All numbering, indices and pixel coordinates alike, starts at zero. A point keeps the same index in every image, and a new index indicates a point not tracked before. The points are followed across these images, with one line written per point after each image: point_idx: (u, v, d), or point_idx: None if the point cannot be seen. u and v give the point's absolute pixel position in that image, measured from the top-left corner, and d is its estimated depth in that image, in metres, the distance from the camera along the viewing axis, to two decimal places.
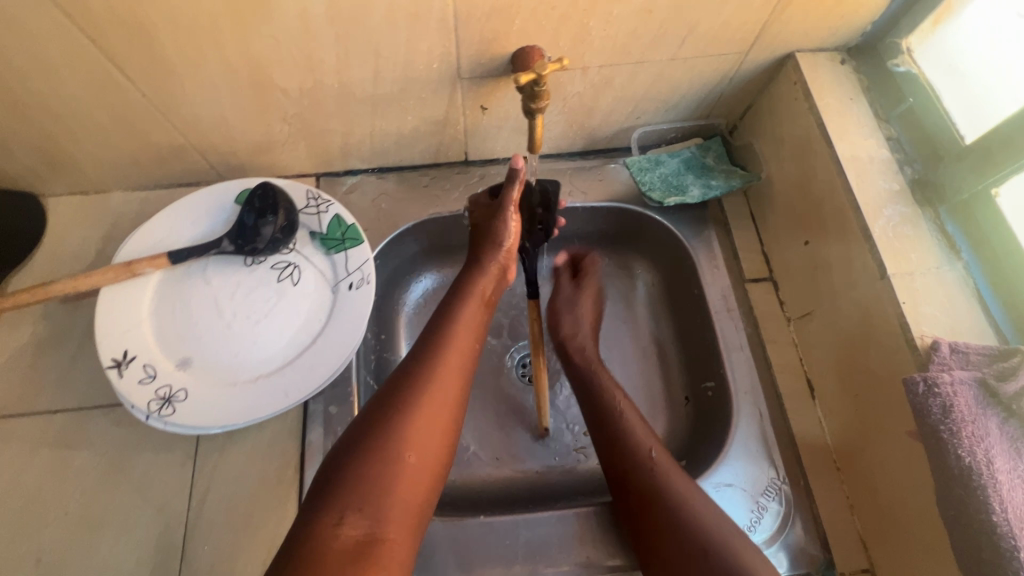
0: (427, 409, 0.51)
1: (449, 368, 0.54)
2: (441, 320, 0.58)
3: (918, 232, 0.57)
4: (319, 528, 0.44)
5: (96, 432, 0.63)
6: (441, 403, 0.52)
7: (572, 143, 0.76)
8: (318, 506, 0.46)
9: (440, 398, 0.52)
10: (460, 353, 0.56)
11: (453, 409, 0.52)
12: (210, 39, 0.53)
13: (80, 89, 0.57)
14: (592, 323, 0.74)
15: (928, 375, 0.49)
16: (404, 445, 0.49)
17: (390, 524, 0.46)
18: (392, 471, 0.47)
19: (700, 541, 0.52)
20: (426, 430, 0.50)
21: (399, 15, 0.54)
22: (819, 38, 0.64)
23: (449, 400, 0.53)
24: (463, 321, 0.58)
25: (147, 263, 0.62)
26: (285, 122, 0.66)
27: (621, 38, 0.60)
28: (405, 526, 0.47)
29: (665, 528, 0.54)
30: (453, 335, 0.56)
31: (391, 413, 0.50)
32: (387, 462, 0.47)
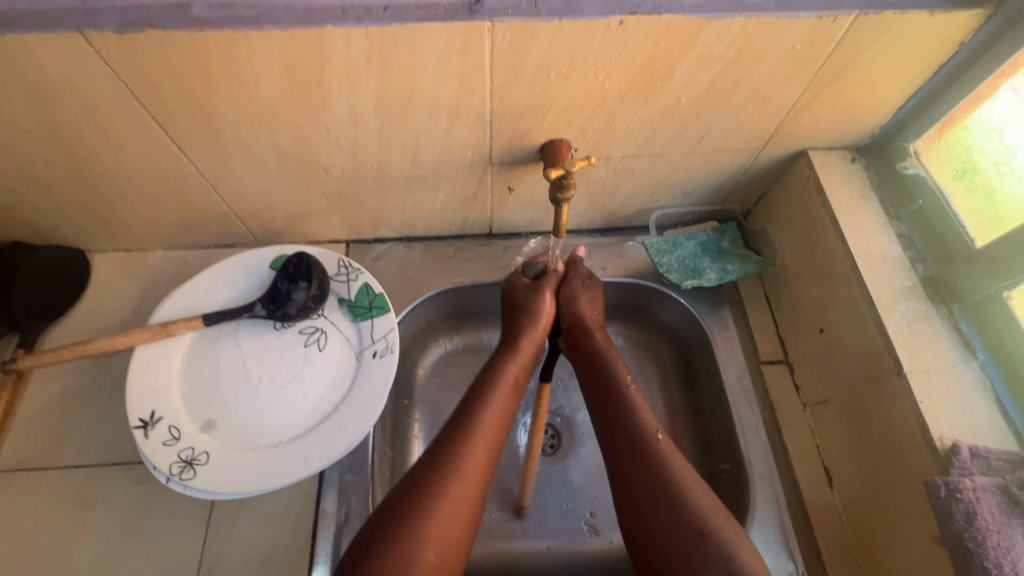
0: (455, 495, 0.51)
1: (478, 452, 0.54)
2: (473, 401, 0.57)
3: (932, 329, 0.59)
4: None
5: (114, 490, 0.63)
6: (468, 487, 0.52)
7: (592, 221, 0.80)
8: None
9: (468, 484, 0.52)
10: (488, 439, 0.55)
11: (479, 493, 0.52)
12: (266, 125, 0.58)
13: (141, 163, 0.62)
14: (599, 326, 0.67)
15: (949, 480, 0.49)
16: (428, 540, 0.48)
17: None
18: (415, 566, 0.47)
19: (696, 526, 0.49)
20: (453, 516, 0.50)
21: (441, 111, 0.58)
22: (831, 138, 0.68)
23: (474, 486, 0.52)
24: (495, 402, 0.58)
25: (183, 325, 0.65)
26: (323, 195, 0.70)
27: (644, 134, 0.64)
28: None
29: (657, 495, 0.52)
30: (483, 415, 0.56)
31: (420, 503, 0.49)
32: (412, 557, 0.47)
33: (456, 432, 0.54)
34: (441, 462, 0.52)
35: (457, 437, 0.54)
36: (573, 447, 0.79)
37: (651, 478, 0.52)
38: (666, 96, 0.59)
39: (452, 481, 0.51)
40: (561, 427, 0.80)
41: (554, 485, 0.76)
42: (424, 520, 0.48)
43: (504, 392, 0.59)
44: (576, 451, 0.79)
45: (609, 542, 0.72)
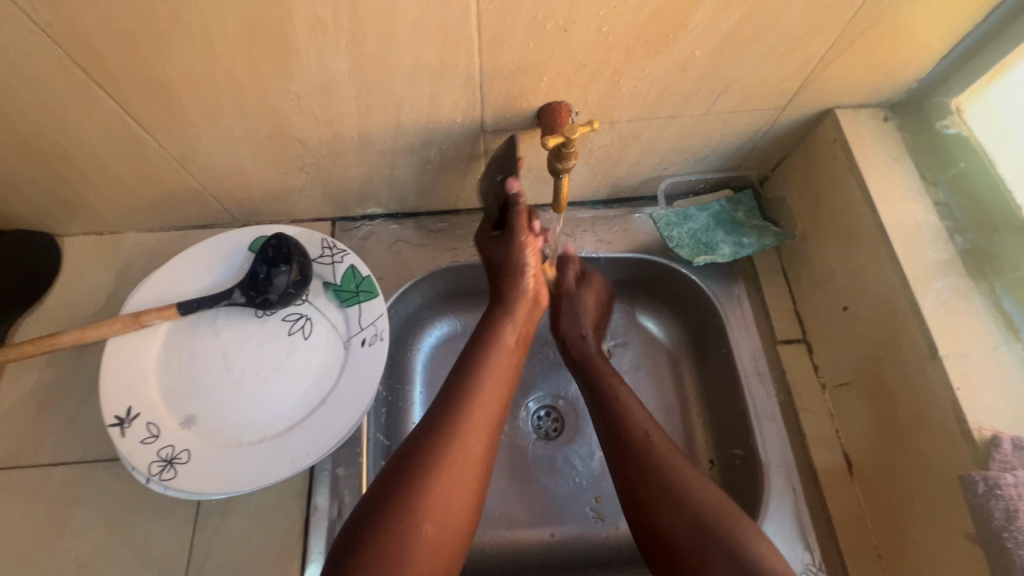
0: (460, 464, 0.50)
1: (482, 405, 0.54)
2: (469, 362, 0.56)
3: (971, 308, 0.54)
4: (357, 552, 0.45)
5: (96, 488, 0.60)
6: (473, 457, 0.51)
7: (596, 192, 0.74)
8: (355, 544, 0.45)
9: (478, 449, 0.51)
10: (495, 390, 0.55)
11: (484, 463, 0.52)
12: (229, 94, 0.52)
13: (97, 139, 0.56)
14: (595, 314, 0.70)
15: (989, 475, 0.46)
16: (428, 508, 0.47)
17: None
18: (411, 534, 0.46)
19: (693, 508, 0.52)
20: (461, 478, 0.49)
21: (424, 73, 0.52)
22: (862, 94, 0.61)
23: (481, 439, 0.52)
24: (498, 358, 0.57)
25: (156, 315, 0.60)
26: (301, 170, 0.64)
27: (653, 95, 0.57)
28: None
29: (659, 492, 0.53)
30: (489, 367, 0.56)
31: (421, 466, 0.49)
32: (409, 525, 0.46)
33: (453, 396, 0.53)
34: (440, 426, 0.51)
35: (458, 399, 0.53)
36: (577, 431, 0.75)
37: (658, 474, 0.54)
38: (678, 49, 0.52)
39: (456, 442, 0.50)
40: (564, 411, 0.77)
41: (558, 470, 0.73)
42: (426, 480, 0.48)
43: (506, 352, 0.58)
44: (580, 436, 0.75)
45: (615, 529, 0.69)
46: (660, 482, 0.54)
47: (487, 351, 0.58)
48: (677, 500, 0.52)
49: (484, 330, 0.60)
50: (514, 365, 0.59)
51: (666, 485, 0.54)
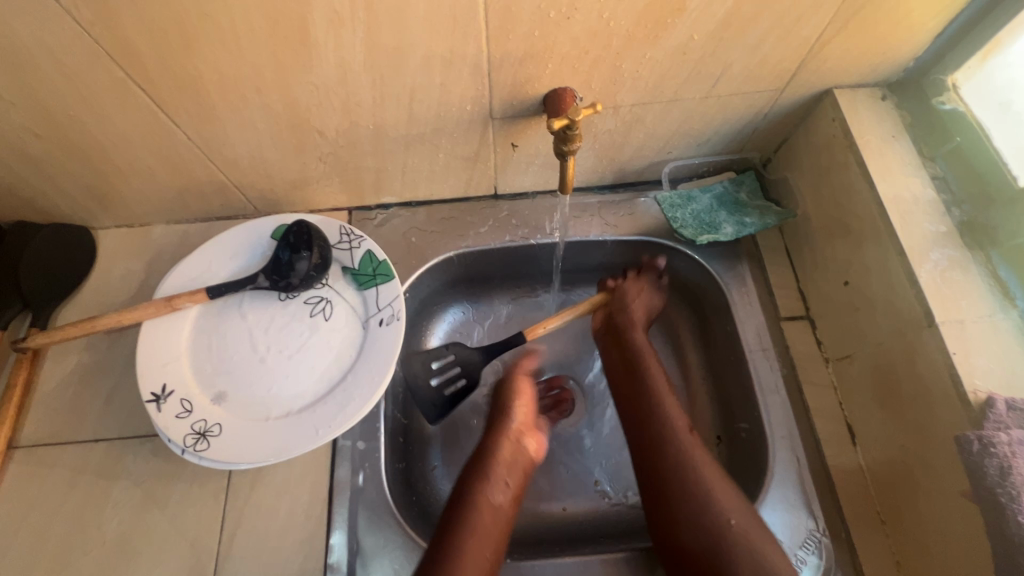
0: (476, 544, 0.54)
1: (488, 506, 0.57)
2: (472, 486, 0.59)
3: (968, 277, 0.55)
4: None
5: (134, 461, 0.64)
6: (488, 533, 0.55)
7: (602, 177, 0.76)
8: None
9: (487, 530, 0.55)
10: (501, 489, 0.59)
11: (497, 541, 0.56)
12: (254, 88, 0.56)
13: (130, 133, 0.60)
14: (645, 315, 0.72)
15: (983, 434, 0.48)
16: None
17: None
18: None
19: (719, 521, 0.54)
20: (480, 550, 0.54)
21: (435, 63, 0.55)
22: (859, 74, 0.63)
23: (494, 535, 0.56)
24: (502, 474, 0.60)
25: (187, 298, 0.64)
26: (320, 160, 0.67)
27: (655, 79, 0.59)
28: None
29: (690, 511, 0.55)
30: (491, 480, 0.59)
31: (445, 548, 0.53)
32: None
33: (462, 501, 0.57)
34: (454, 528, 0.55)
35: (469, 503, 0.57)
36: (587, 409, 0.78)
37: (681, 480, 0.57)
38: (678, 34, 0.54)
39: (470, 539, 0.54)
40: (574, 390, 0.79)
41: (568, 447, 0.75)
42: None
43: (506, 469, 0.61)
44: (590, 414, 0.78)
45: (624, 501, 0.72)
46: (684, 485, 0.57)
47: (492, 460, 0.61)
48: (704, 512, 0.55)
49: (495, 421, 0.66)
50: (520, 480, 0.62)
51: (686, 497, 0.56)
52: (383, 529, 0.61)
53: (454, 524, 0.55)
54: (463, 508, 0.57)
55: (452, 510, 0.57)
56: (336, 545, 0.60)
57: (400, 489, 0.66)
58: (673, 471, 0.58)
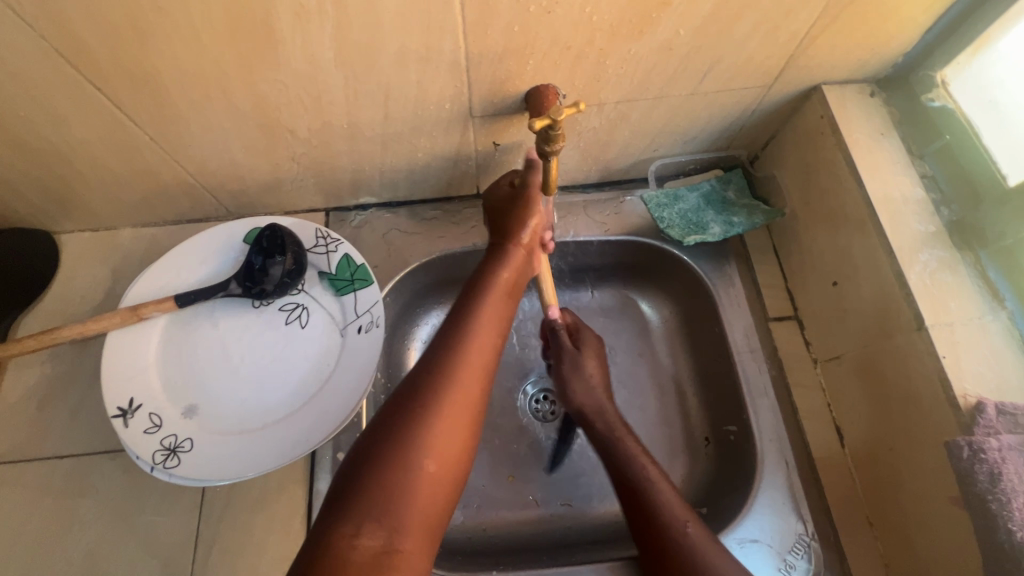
0: (453, 408, 0.47)
1: (469, 353, 0.51)
2: (447, 344, 0.51)
3: (957, 278, 0.54)
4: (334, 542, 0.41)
5: (102, 478, 0.62)
6: (464, 401, 0.48)
7: (587, 175, 0.74)
8: (331, 516, 0.42)
9: (465, 393, 0.48)
10: (482, 340, 0.52)
11: (475, 411, 0.49)
12: (218, 85, 0.53)
13: (87, 133, 0.57)
14: (601, 373, 0.67)
15: (973, 440, 0.47)
16: (428, 449, 0.45)
17: (409, 532, 0.43)
18: (412, 476, 0.44)
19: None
20: (456, 415, 0.47)
21: (410, 59, 0.52)
22: (848, 70, 0.61)
23: (474, 382, 0.50)
24: (484, 321, 0.54)
25: (154, 307, 0.61)
26: (293, 160, 0.64)
27: (639, 75, 0.57)
28: (425, 534, 0.44)
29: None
30: (473, 329, 0.53)
31: (411, 413, 0.46)
32: (408, 461, 0.44)
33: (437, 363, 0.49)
34: (421, 392, 0.47)
35: (442, 364, 0.49)
36: None
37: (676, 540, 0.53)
38: (663, 29, 0.52)
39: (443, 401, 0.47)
40: None
41: (557, 451, 0.74)
42: (418, 458, 0.44)
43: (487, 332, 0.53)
44: None
45: (613, 505, 0.71)
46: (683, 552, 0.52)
47: (474, 305, 0.55)
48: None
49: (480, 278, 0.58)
50: (501, 330, 0.55)
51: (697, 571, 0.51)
52: None
53: (416, 389, 0.48)
54: (438, 368, 0.49)
55: (427, 355, 0.51)
56: None
57: None
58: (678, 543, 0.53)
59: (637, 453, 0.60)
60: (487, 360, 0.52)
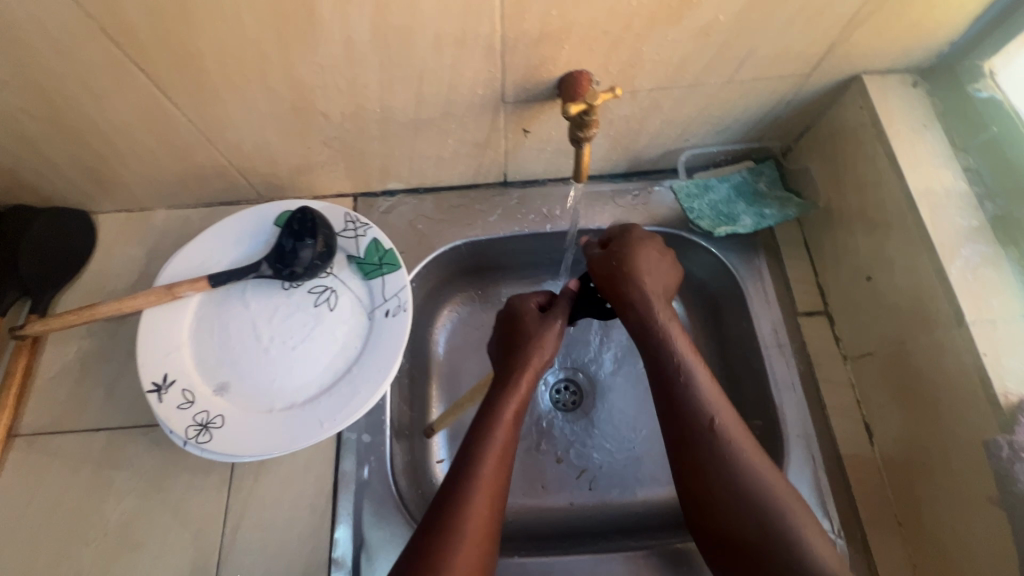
0: (471, 536, 0.47)
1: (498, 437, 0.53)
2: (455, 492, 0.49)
3: (1000, 275, 0.53)
4: None
5: (136, 451, 0.63)
6: (477, 538, 0.48)
7: (616, 165, 0.73)
8: None
9: (474, 545, 0.47)
10: (510, 428, 0.54)
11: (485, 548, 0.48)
12: (256, 67, 0.53)
13: (127, 114, 0.58)
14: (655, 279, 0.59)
15: (1013, 439, 0.46)
16: None
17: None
18: None
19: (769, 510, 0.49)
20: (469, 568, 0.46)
21: (445, 42, 0.52)
22: (891, 59, 0.59)
23: (500, 471, 0.51)
24: (511, 410, 0.54)
25: (188, 286, 0.62)
26: (325, 144, 0.65)
27: (675, 62, 0.57)
28: None
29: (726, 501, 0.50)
30: (500, 413, 0.54)
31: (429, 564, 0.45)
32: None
33: (446, 524, 0.47)
34: (438, 556, 0.46)
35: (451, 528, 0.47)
36: (598, 402, 0.76)
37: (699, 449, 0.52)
38: (702, 14, 0.51)
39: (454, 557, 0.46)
40: (584, 383, 0.77)
41: (577, 441, 0.74)
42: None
43: (494, 472, 0.51)
44: (600, 407, 0.76)
45: (633, 497, 0.71)
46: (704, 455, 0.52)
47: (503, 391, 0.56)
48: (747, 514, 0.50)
49: (488, 400, 0.56)
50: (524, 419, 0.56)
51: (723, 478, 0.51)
52: (388, 524, 0.60)
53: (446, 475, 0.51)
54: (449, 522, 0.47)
55: (434, 518, 0.48)
56: (340, 539, 0.59)
57: (405, 485, 0.65)
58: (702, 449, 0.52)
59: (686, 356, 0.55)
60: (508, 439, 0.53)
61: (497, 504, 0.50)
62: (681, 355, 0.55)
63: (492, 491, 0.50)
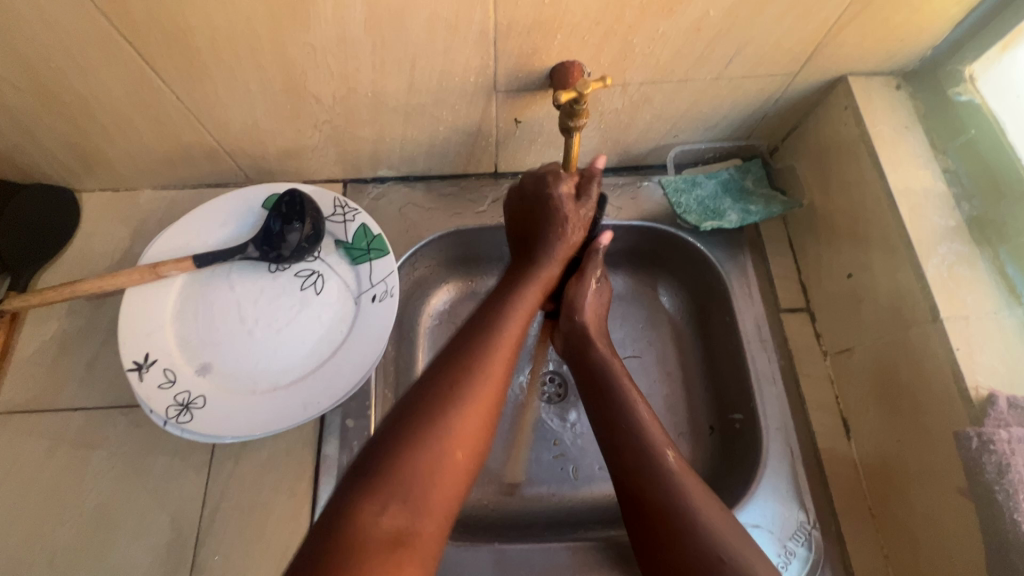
0: (482, 386, 0.49)
1: (518, 307, 0.57)
2: (477, 344, 0.52)
3: (975, 273, 0.54)
4: (355, 516, 0.41)
5: (115, 431, 0.63)
6: (495, 382, 0.50)
7: (605, 159, 0.74)
8: (353, 491, 0.43)
9: (491, 388, 0.50)
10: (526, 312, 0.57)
11: (499, 399, 0.50)
12: (247, 46, 0.53)
13: (115, 89, 0.57)
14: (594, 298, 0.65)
15: (983, 431, 0.47)
16: (455, 435, 0.46)
17: (430, 517, 0.43)
18: (440, 451, 0.45)
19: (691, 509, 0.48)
20: (475, 421, 0.48)
21: (438, 27, 0.52)
22: (876, 60, 0.61)
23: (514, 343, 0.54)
24: (526, 297, 0.58)
25: (173, 266, 0.62)
26: (315, 128, 0.65)
27: (665, 56, 0.57)
28: (444, 513, 0.44)
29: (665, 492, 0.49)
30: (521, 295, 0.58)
31: (447, 398, 0.48)
32: (448, 423, 0.46)
33: (466, 371, 0.50)
34: (458, 384, 0.49)
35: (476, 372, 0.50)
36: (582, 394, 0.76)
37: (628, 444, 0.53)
38: (693, 9, 0.52)
39: (473, 392, 0.49)
40: (569, 376, 0.78)
41: (561, 432, 0.74)
42: (450, 446, 0.46)
43: (507, 345, 0.53)
44: None
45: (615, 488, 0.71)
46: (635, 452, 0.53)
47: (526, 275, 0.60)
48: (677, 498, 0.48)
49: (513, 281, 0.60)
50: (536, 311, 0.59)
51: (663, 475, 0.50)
52: None
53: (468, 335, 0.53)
54: (475, 369, 0.50)
55: (456, 366, 0.50)
56: None
57: None
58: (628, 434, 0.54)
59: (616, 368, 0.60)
60: (526, 321, 0.57)
61: (514, 360, 0.53)
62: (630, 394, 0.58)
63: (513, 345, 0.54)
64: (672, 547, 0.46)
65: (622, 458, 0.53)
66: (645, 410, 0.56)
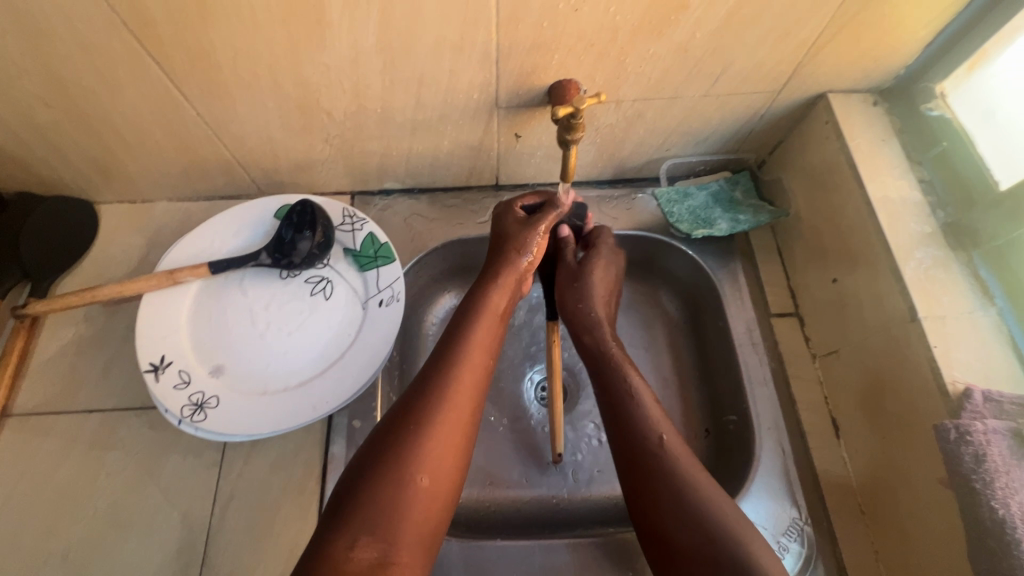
0: (446, 415, 0.50)
1: (477, 329, 0.57)
2: (438, 372, 0.53)
3: (951, 276, 0.57)
4: (332, 553, 0.43)
5: (129, 432, 0.65)
6: (458, 410, 0.51)
7: (601, 172, 0.78)
8: (330, 529, 0.44)
9: (454, 415, 0.51)
10: (487, 332, 0.58)
11: (467, 424, 0.51)
12: (266, 66, 0.57)
13: (139, 105, 0.61)
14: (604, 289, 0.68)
15: (960, 423, 0.50)
16: (421, 464, 0.48)
17: (405, 545, 0.45)
18: (406, 483, 0.46)
19: (715, 527, 0.48)
20: (442, 451, 0.49)
21: (444, 48, 0.56)
22: (854, 79, 0.65)
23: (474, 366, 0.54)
24: (485, 318, 0.58)
25: (189, 272, 0.65)
26: (326, 142, 0.68)
27: (656, 75, 0.61)
28: (419, 540, 0.46)
29: (664, 486, 0.51)
30: (477, 318, 0.58)
31: (410, 430, 0.49)
32: (414, 455, 0.48)
33: (429, 402, 0.51)
34: (422, 415, 0.50)
35: (434, 401, 0.50)
36: (581, 397, 0.79)
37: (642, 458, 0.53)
38: (681, 31, 0.56)
39: (436, 422, 0.50)
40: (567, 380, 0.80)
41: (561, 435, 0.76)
42: (412, 475, 0.47)
43: (472, 366, 0.54)
44: (583, 402, 0.78)
45: (613, 489, 0.73)
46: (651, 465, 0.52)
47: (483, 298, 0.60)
48: (684, 504, 0.49)
49: (470, 304, 0.59)
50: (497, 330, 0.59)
51: (670, 480, 0.51)
52: None
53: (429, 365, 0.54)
54: (436, 398, 0.51)
55: (419, 396, 0.51)
56: None
57: None
58: (641, 447, 0.54)
59: (625, 368, 0.61)
60: (486, 342, 0.57)
61: (478, 382, 0.54)
62: (640, 394, 0.58)
63: (473, 369, 0.54)
64: (678, 545, 0.49)
65: (634, 468, 0.53)
66: (661, 430, 0.55)
